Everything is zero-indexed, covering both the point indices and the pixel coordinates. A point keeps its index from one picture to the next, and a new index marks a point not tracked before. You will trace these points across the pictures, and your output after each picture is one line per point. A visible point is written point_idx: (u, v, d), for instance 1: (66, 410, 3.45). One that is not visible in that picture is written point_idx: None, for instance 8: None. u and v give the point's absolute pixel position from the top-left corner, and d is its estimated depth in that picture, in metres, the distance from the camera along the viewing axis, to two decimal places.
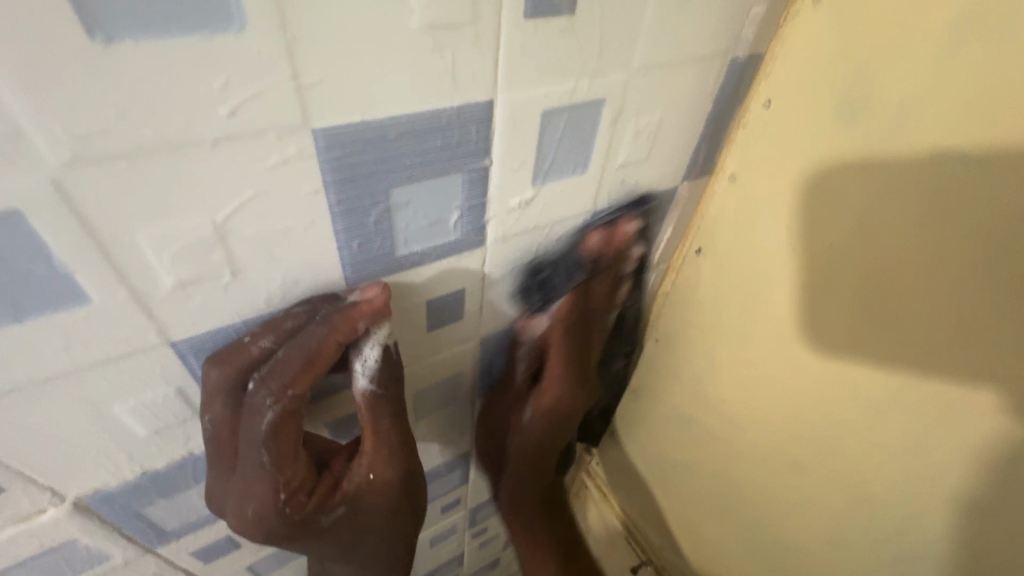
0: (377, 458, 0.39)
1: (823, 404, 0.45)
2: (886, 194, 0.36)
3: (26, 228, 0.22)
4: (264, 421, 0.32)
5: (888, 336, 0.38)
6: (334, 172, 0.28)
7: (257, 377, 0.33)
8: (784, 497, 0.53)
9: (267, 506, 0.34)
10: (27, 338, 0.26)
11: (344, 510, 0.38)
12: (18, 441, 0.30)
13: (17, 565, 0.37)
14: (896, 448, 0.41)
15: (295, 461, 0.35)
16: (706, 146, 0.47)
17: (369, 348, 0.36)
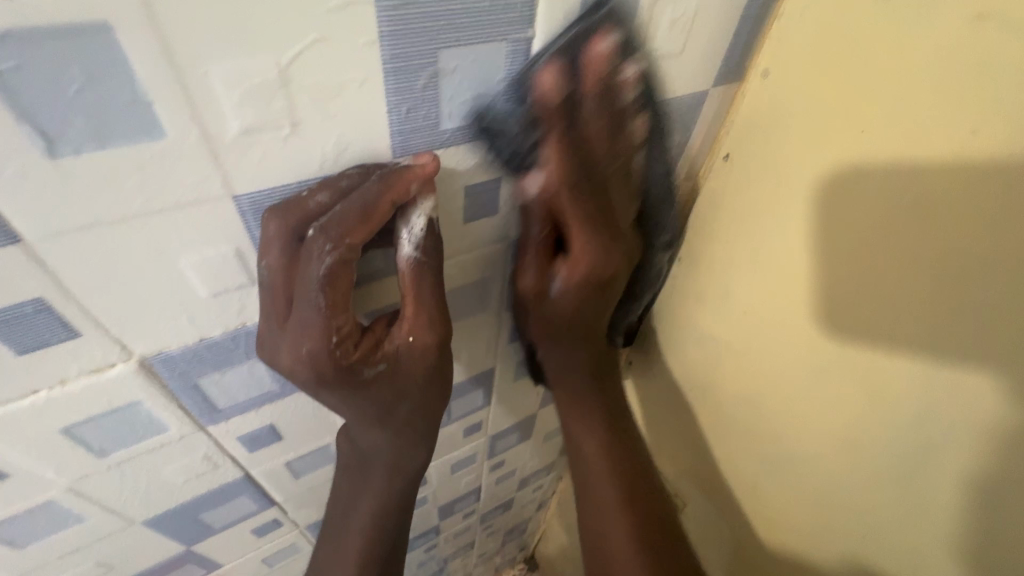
0: (420, 323, 0.41)
1: (846, 300, 0.47)
2: (922, 72, 0.37)
3: (114, 46, 0.24)
4: (323, 266, 0.34)
5: (915, 219, 0.40)
6: (390, 24, 0.30)
7: (316, 226, 0.33)
8: (805, 401, 0.55)
9: (319, 347, 0.36)
10: (111, 170, 0.28)
11: (385, 367, 0.41)
12: (95, 285, 0.32)
13: (87, 422, 0.40)
14: (911, 338, 0.43)
15: (347, 310, 0.37)
16: (739, 46, 0.47)
17: (417, 217, 0.38)
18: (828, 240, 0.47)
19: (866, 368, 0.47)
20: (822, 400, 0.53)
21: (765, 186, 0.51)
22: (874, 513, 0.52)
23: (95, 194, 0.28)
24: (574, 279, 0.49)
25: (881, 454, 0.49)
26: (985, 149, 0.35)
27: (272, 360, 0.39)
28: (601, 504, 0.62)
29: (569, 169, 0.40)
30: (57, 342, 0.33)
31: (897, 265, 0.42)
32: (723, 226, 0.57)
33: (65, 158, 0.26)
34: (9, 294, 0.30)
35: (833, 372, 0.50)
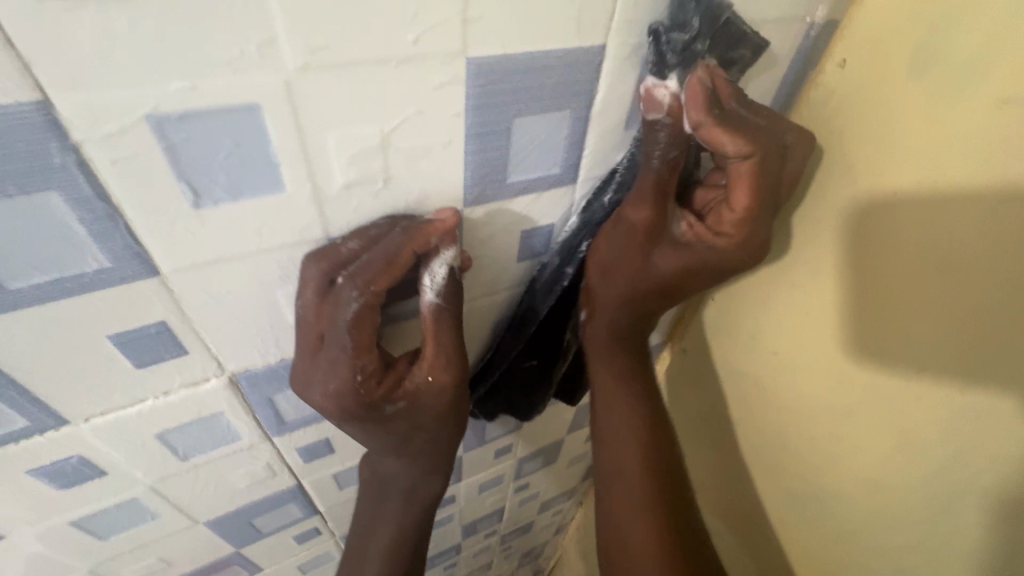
0: (435, 362, 0.44)
1: (875, 350, 0.49)
2: (952, 143, 0.40)
3: (259, 121, 0.29)
4: (351, 310, 0.37)
5: (942, 279, 0.43)
6: (476, 98, 0.34)
7: (346, 274, 0.37)
8: (834, 442, 0.57)
9: (346, 385, 0.40)
10: (238, 217, 0.33)
11: (404, 404, 0.44)
12: (205, 310, 0.37)
13: (177, 428, 0.44)
14: (938, 390, 0.45)
15: (371, 351, 0.40)
16: (777, 107, 0.51)
17: (438, 266, 0.40)
18: (859, 289, 0.49)
19: (896, 415, 0.49)
20: (852, 443, 0.55)
21: (796, 236, 0.54)
22: (900, 558, 0.54)
23: (221, 236, 0.33)
24: (712, 232, 0.46)
25: (906, 498, 0.51)
26: (1012, 217, 0.38)
27: (302, 395, 0.42)
28: (616, 492, 0.57)
29: (750, 142, 0.39)
30: (168, 358, 0.38)
31: (925, 319, 0.45)
32: (757, 271, 0.60)
33: (205, 208, 0.31)
34: (140, 318, 0.35)
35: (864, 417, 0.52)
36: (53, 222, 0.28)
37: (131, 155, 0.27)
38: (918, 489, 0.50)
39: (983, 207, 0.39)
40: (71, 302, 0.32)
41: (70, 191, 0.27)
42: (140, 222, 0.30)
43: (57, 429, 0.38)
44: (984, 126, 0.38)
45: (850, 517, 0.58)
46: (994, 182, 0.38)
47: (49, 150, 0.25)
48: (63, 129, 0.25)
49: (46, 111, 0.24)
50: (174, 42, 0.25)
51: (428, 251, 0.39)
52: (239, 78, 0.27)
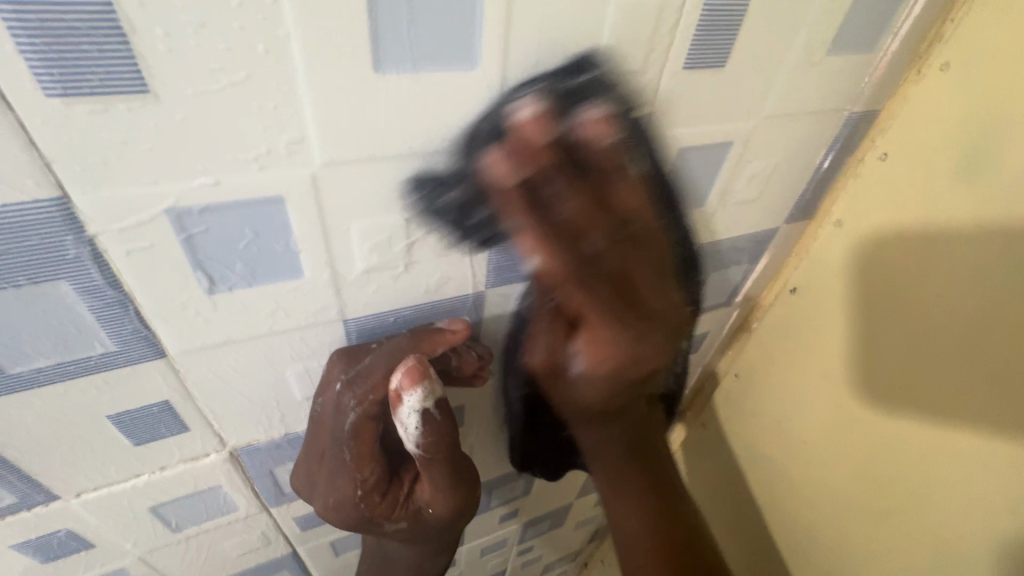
0: (431, 489, 0.38)
1: (916, 448, 0.47)
2: (1013, 244, 0.38)
3: (281, 212, 0.28)
4: (348, 420, 0.36)
5: (991, 385, 0.41)
6: None
7: (346, 381, 0.35)
8: (865, 539, 0.53)
9: (346, 498, 0.38)
10: (252, 301, 0.31)
11: (408, 523, 0.40)
12: (211, 389, 0.35)
13: (171, 502, 0.42)
14: (985, 498, 0.43)
15: (373, 462, 0.37)
16: (813, 190, 0.49)
17: (405, 418, 0.34)
18: (909, 392, 0.46)
19: (948, 522, 0.46)
20: (896, 552, 0.50)
21: (835, 326, 0.52)
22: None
23: (233, 319, 0.32)
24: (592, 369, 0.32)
25: None
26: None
27: (310, 502, 0.41)
28: (620, 524, 0.43)
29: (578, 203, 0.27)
30: (168, 435, 0.37)
31: (989, 420, 0.41)
32: (787, 353, 0.57)
33: (219, 294, 0.30)
34: (144, 397, 0.33)
35: (909, 523, 0.49)
36: (60, 310, 0.27)
37: (147, 246, 0.26)
38: None
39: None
40: (74, 383, 0.30)
41: (80, 281, 0.26)
42: (151, 308, 0.29)
43: (46, 503, 0.36)
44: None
45: None
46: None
47: (64, 243, 0.24)
48: (81, 223, 0.24)
49: (63, 206, 0.23)
50: (201, 141, 0.24)
51: (391, 394, 0.34)
52: (264, 172, 0.26)
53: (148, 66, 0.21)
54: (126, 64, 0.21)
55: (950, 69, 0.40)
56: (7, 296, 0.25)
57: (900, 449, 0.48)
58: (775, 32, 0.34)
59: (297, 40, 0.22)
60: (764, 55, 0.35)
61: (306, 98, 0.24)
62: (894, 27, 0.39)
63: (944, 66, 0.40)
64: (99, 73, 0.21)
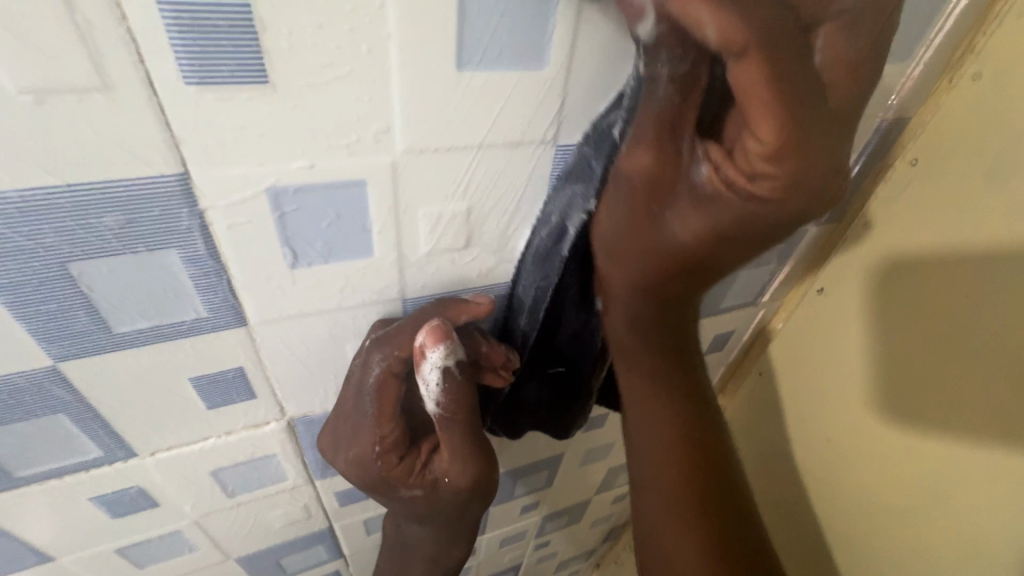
0: (448, 458, 0.39)
1: (938, 445, 0.48)
2: None
3: (362, 195, 0.31)
4: (372, 374, 0.38)
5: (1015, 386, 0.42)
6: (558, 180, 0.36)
7: (374, 338, 0.38)
8: (879, 534, 0.55)
9: (365, 454, 0.39)
10: (326, 276, 0.34)
11: (421, 491, 0.41)
12: (280, 359, 0.38)
13: (231, 466, 0.45)
14: (1006, 496, 0.44)
15: (393, 421, 0.39)
16: (843, 194, 0.51)
17: (429, 372, 0.36)
18: (931, 394, 0.48)
19: (961, 522, 0.48)
20: (911, 547, 0.52)
21: (862, 325, 0.53)
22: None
23: (309, 292, 0.35)
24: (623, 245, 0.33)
25: None
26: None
27: (331, 462, 0.42)
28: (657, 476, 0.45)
29: (655, 155, 0.28)
30: (238, 401, 0.40)
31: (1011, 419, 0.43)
32: (811, 351, 0.59)
33: (300, 268, 0.33)
34: (223, 363, 0.36)
35: (924, 524, 0.50)
36: (166, 276, 0.30)
37: (247, 221, 0.29)
38: None
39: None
40: (166, 345, 0.34)
41: (186, 251, 0.29)
42: (241, 279, 0.32)
43: (125, 459, 0.40)
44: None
45: None
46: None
47: (179, 215, 0.28)
48: (195, 198, 0.27)
49: (184, 181, 0.27)
50: (303, 129, 0.27)
51: (413, 352, 0.36)
52: (353, 158, 0.29)
53: (272, 60, 0.24)
54: (254, 59, 0.24)
55: (982, 80, 0.42)
56: (124, 261, 0.28)
57: (919, 449, 0.50)
58: None
59: (396, 40, 0.25)
60: None
61: (397, 92, 0.27)
62: (928, 39, 0.41)
63: (975, 77, 0.42)
64: (231, 65, 0.24)
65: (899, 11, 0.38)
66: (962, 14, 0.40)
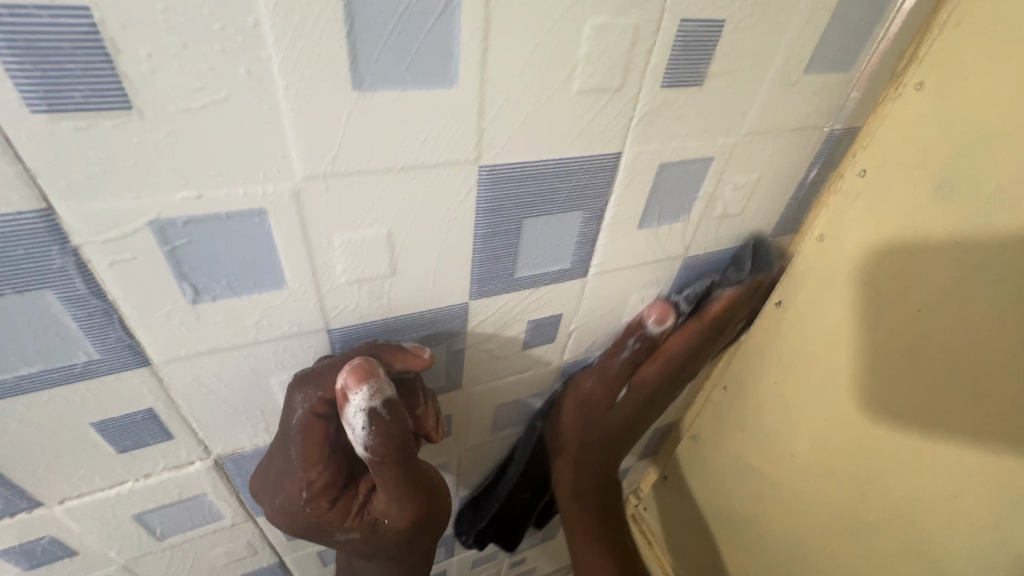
0: (384, 497, 0.37)
1: (898, 464, 0.47)
2: (986, 259, 0.38)
3: (263, 225, 0.29)
4: (295, 415, 0.36)
5: (970, 402, 0.41)
6: (486, 202, 0.34)
7: (299, 380, 0.36)
8: (847, 553, 0.53)
9: (291, 500, 0.37)
10: (236, 311, 0.32)
11: (359, 534, 0.39)
12: (195, 397, 0.36)
13: (155, 510, 0.42)
14: (968, 515, 0.43)
15: (321, 464, 0.37)
16: (795, 205, 0.50)
17: (353, 415, 0.34)
18: (901, 403, 0.46)
19: (942, 535, 0.45)
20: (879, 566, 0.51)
21: (822, 337, 0.52)
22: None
23: (217, 328, 0.32)
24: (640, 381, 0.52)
25: None
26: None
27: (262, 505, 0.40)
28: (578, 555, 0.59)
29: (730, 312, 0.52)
30: (152, 444, 0.37)
31: (969, 436, 0.41)
32: (772, 365, 0.58)
33: (203, 304, 0.30)
34: (128, 406, 0.34)
35: (893, 543, 0.49)
36: (45, 318, 0.27)
37: (131, 257, 0.27)
38: None
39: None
40: (57, 391, 0.31)
41: (64, 291, 0.27)
42: (134, 318, 0.29)
43: (29, 510, 0.37)
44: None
45: None
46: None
47: (49, 254, 0.25)
48: (65, 235, 0.25)
49: (48, 218, 0.24)
50: (182, 158, 0.25)
51: (338, 395, 0.34)
52: (245, 186, 0.27)
53: (132, 83, 0.22)
54: (109, 84, 0.22)
55: (926, 88, 0.41)
56: None
57: (879, 466, 0.49)
58: (752, 51, 0.35)
59: (277, 61, 0.23)
60: (740, 74, 0.36)
61: (287, 117, 0.25)
62: (869, 46, 0.40)
63: (918, 85, 0.41)
64: (84, 90, 0.21)
65: (836, 21, 0.37)
66: (903, 21, 0.39)
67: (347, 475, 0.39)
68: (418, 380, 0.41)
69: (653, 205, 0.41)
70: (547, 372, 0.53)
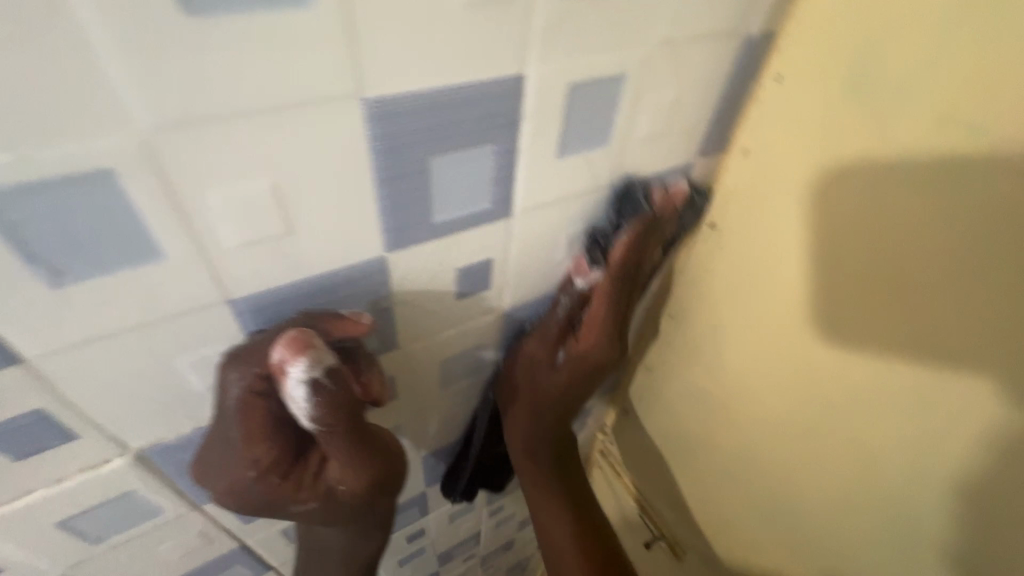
0: (338, 464, 0.33)
1: (837, 372, 0.47)
2: (903, 153, 0.37)
3: (117, 188, 0.25)
4: (230, 395, 0.31)
5: (898, 302, 0.40)
6: (381, 141, 0.31)
7: (233, 355, 0.31)
8: (791, 465, 0.55)
9: (239, 480, 0.32)
10: (111, 290, 0.29)
11: (316, 505, 0.35)
12: (91, 391, 0.33)
13: (82, 514, 0.40)
14: (901, 417, 0.43)
15: (269, 441, 0.32)
16: (720, 121, 0.49)
17: (294, 388, 0.30)
18: (834, 310, 0.45)
19: (886, 446, 0.45)
20: (822, 476, 0.52)
21: (763, 256, 0.51)
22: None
23: (93, 313, 0.29)
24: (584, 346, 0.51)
25: (862, 525, 0.50)
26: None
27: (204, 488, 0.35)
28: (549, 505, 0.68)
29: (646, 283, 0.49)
30: (55, 446, 0.34)
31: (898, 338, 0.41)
32: (714, 289, 0.58)
33: (67, 286, 0.27)
34: (10, 409, 0.30)
35: (830, 450, 0.50)
36: None
37: None
38: (879, 518, 0.48)
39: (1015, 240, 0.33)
40: None
41: None
42: None
43: None
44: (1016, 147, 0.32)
45: (821, 543, 0.55)
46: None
47: None
48: None
49: None
50: None
51: (273, 368, 0.30)
52: (75, 141, 0.23)
53: None
54: None
55: None
56: None
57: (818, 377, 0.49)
58: None
59: None
60: None
61: (106, 51, 0.21)
62: None
63: None
64: None
65: None
66: None
67: (295, 446, 0.34)
68: (360, 347, 0.38)
69: (570, 133, 0.39)
70: (490, 320, 0.52)
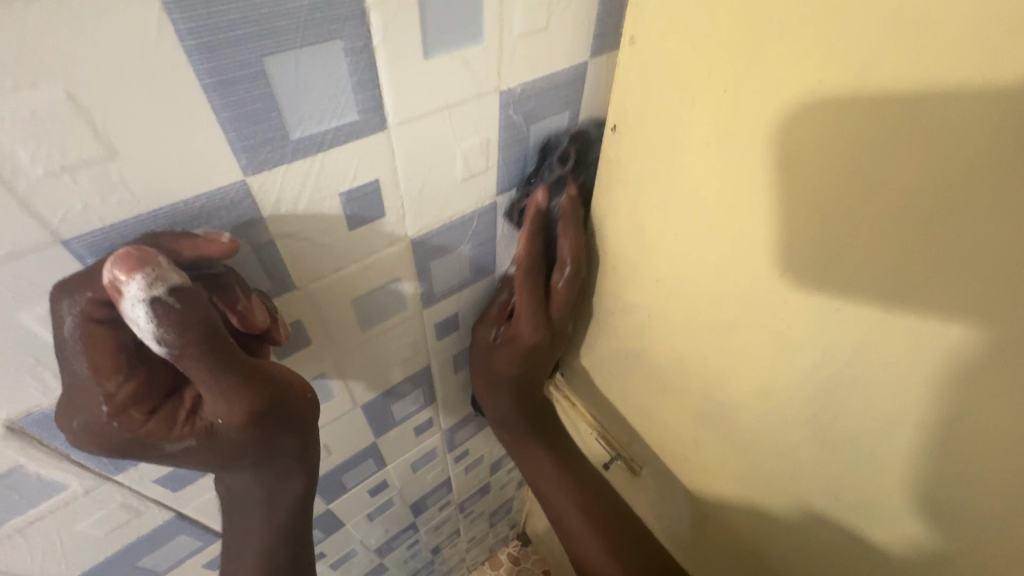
0: (207, 396, 0.34)
1: (743, 270, 0.43)
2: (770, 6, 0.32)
3: None
4: (67, 327, 0.31)
5: (794, 184, 0.36)
6: (194, 37, 0.28)
7: (63, 286, 0.31)
8: (715, 373, 0.53)
9: (94, 419, 0.33)
10: None
11: (194, 443, 0.36)
12: None
13: None
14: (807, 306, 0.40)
15: (120, 374, 0.33)
16: (611, 13, 0.46)
17: (131, 309, 0.30)
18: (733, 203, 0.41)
19: (798, 338, 0.42)
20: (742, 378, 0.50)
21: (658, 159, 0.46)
22: (806, 494, 0.51)
23: None
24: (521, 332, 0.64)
25: (786, 421, 0.48)
26: (954, 140, 0.27)
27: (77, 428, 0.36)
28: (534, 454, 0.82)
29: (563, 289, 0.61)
30: None
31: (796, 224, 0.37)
32: None
33: None
34: None
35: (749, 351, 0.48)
36: None
37: None
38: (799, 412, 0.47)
39: (904, 141, 0.29)
40: None
41: None
42: None
43: None
44: (893, 29, 0.27)
45: (754, 444, 0.54)
46: (928, 98, 0.27)
47: None
48: None
49: None
50: None
51: (109, 289, 0.30)
52: None
53: None
54: None
55: None
56: None
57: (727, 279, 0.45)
58: None
59: None
60: None
61: None
62: None
63: None
64: None
65: None
66: None
67: (167, 385, 0.36)
68: (232, 274, 0.37)
69: (431, 26, 0.36)
70: (397, 252, 0.49)
